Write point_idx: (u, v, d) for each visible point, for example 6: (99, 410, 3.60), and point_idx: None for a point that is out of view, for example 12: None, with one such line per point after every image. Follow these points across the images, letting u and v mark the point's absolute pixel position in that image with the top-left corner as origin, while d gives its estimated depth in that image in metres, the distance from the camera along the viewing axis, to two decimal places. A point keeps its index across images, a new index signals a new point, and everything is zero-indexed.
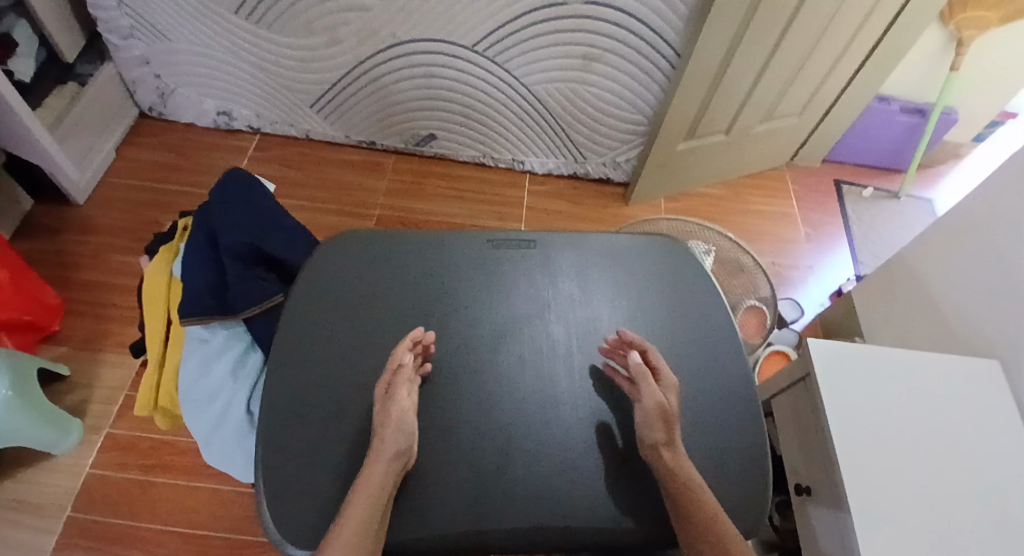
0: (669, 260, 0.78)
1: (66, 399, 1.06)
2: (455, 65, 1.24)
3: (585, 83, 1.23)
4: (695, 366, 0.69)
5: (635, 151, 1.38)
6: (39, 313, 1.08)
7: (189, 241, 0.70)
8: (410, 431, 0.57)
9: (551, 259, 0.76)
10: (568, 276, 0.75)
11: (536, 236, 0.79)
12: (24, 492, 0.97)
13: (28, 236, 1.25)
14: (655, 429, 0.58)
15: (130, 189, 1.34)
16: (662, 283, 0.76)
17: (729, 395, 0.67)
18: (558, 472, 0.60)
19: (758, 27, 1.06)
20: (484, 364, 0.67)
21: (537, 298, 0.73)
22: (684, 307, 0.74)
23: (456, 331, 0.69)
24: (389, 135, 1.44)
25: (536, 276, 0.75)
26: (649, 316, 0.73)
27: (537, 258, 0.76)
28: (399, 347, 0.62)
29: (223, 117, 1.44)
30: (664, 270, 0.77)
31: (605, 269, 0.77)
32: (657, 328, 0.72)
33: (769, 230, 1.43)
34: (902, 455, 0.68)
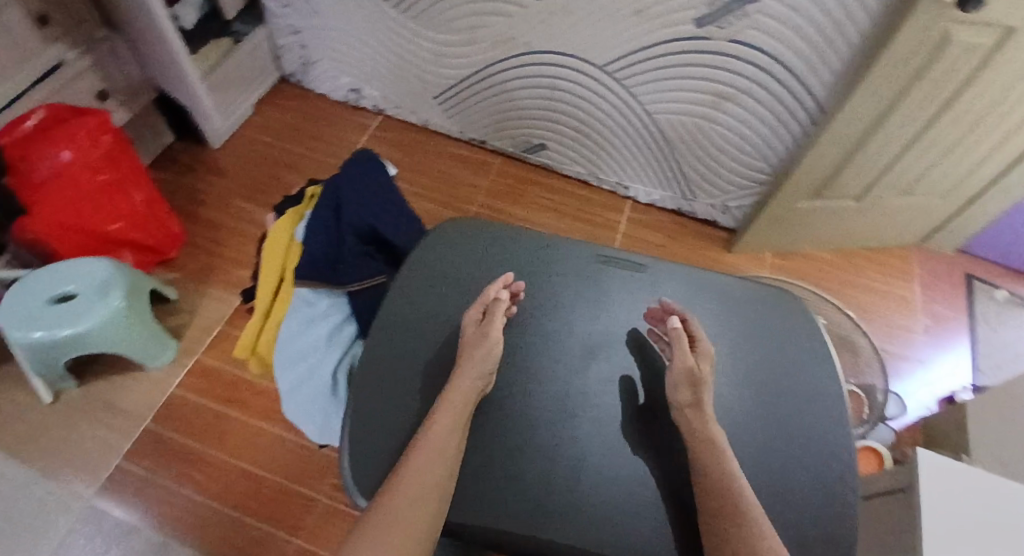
0: (784, 314, 0.72)
1: (168, 321, 1.15)
2: (582, 80, 1.23)
3: (713, 121, 1.20)
4: (792, 435, 0.63)
5: (750, 200, 1.33)
6: (160, 239, 1.18)
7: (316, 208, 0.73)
8: (493, 362, 0.60)
9: (659, 285, 0.74)
10: (673, 304, 0.73)
11: (648, 260, 0.76)
12: (117, 397, 1.06)
13: (166, 168, 1.36)
14: (680, 390, 0.59)
15: (258, 143, 1.44)
16: (766, 339, 0.70)
17: (824, 475, 0.61)
18: (620, 510, 0.57)
19: (915, 99, 0.98)
20: (566, 383, 0.65)
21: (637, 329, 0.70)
22: (791, 368, 0.68)
23: (534, 339, 0.68)
24: (502, 138, 1.47)
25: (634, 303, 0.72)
26: (750, 368, 0.68)
27: (644, 286, 0.74)
28: (492, 284, 0.67)
29: (353, 94, 1.52)
30: (774, 322, 0.71)
31: (704, 315, 0.72)
32: (760, 384, 0.67)
33: (880, 310, 1.33)
34: None
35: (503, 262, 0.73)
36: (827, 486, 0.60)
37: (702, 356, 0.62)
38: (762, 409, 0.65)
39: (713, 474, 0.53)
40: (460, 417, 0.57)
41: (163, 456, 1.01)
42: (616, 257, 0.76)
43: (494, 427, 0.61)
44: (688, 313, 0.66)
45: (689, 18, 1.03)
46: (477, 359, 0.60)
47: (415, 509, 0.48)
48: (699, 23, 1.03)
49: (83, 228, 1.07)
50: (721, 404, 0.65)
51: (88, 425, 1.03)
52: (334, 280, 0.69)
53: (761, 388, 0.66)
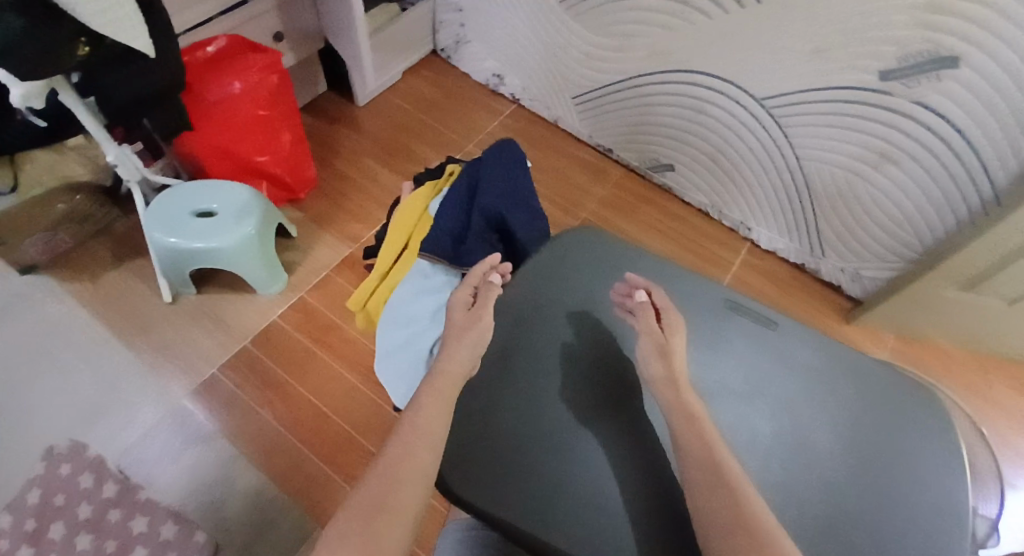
0: (927, 418, 0.62)
1: (284, 254, 1.23)
2: (733, 110, 1.18)
3: (867, 182, 1.11)
4: (897, 535, 0.54)
5: (886, 274, 1.22)
6: (296, 179, 1.26)
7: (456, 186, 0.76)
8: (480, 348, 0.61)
9: (788, 349, 0.66)
10: (799, 371, 0.64)
11: (781, 319, 0.69)
12: (225, 312, 1.15)
13: (313, 114, 1.46)
14: (652, 364, 0.59)
15: (398, 109, 1.50)
16: (897, 439, 0.59)
17: None
18: None
19: None
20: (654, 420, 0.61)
21: (752, 389, 0.62)
22: (927, 480, 0.57)
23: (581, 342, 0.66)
24: (630, 150, 1.44)
25: (747, 354, 0.65)
26: (871, 467, 0.57)
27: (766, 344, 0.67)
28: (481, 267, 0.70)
29: (495, 79, 1.54)
30: (913, 424, 0.61)
31: (828, 394, 0.62)
32: (881, 488, 0.56)
33: (1006, 430, 1.17)
34: None
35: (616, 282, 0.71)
36: None
37: (670, 331, 0.63)
38: (877, 520, 0.54)
39: (696, 451, 0.51)
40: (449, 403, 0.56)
41: (252, 376, 1.08)
42: (745, 307, 0.70)
43: (581, 449, 0.58)
44: (656, 288, 0.68)
45: (874, 68, 0.96)
46: (468, 341, 0.61)
47: (396, 498, 0.45)
48: (883, 76, 0.96)
49: (236, 154, 1.17)
50: (822, 486, 0.56)
51: (196, 330, 1.12)
52: (454, 257, 0.72)
53: (883, 489, 0.56)
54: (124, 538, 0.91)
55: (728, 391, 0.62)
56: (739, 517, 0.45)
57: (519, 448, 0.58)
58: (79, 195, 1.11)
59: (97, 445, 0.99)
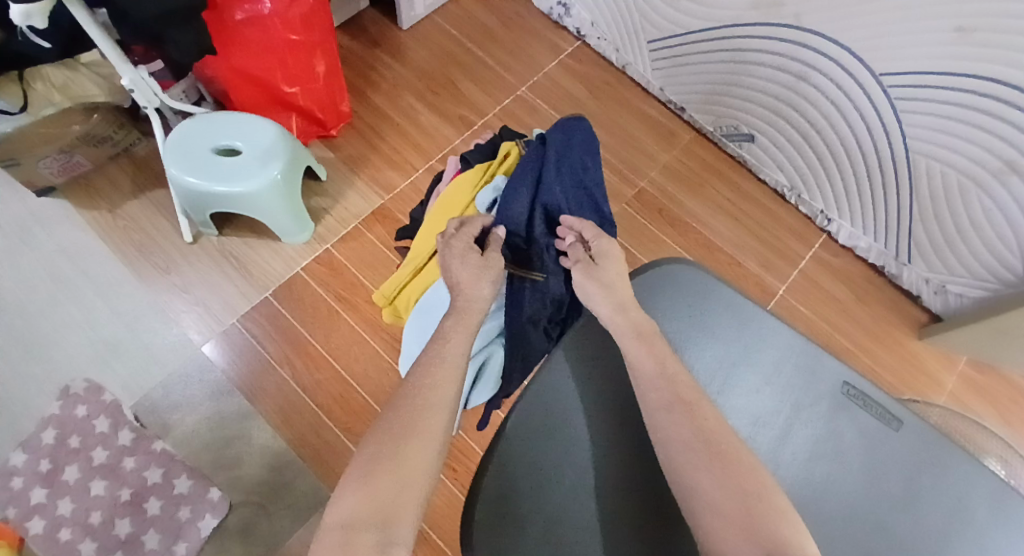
0: None
1: (313, 198, 1.14)
2: (838, 85, 0.99)
3: (984, 191, 0.93)
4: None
5: (977, 293, 1.07)
6: (329, 114, 1.15)
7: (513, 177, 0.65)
8: None
9: (902, 459, 0.51)
10: (905, 488, 0.50)
11: (908, 415, 0.53)
12: (246, 257, 1.09)
13: (352, 35, 1.30)
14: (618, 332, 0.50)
15: (447, 35, 1.32)
16: None
17: None
18: None
19: None
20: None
21: (844, 509, 0.50)
22: None
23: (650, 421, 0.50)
24: (706, 112, 1.25)
25: (845, 460, 0.52)
26: None
27: (884, 452, 0.52)
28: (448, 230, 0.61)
29: (560, 8, 1.34)
30: None
31: (938, 524, 0.49)
32: None
33: None
34: None
35: (700, 343, 0.55)
36: None
37: (600, 257, 0.59)
38: None
39: (648, 376, 0.47)
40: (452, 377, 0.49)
41: (273, 331, 1.04)
42: (871, 399, 0.53)
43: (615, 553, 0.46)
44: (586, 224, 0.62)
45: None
46: None
47: (410, 436, 0.43)
48: None
49: (263, 82, 1.05)
50: None
51: (216, 275, 1.07)
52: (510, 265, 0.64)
53: None
54: (139, 487, 0.93)
55: (807, 503, 0.50)
56: (718, 460, 0.41)
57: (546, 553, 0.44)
58: (97, 114, 1.01)
59: (114, 388, 0.98)
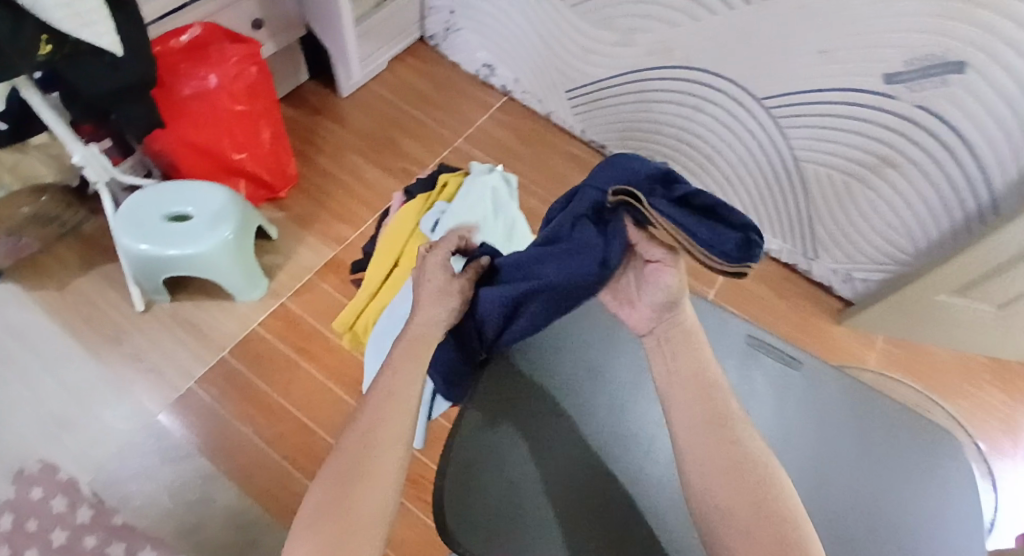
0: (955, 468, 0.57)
1: (265, 257, 1.18)
2: (731, 110, 1.15)
3: (865, 185, 1.09)
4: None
5: (878, 276, 1.21)
6: (276, 177, 1.21)
7: (458, 204, 0.69)
8: None
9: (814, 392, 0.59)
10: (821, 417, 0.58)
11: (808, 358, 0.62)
12: (200, 319, 1.10)
13: (294, 106, 1.39)
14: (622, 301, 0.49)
15: (384, 99, 1.44)
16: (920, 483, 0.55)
17: None
18: None
19: None
20: (664, 490, 0.53)
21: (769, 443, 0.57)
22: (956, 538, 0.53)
23: (585, 398, 0.57)
24: (624, 147, 1.40)
25: (766, 403, 0.59)
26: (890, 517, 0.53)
27: (796, 390, 0.60)
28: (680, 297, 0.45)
29: (486, 69, 1.48)
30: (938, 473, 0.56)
31: (849, 442, 0.57)
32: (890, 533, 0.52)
33: (989, 430, 1.20)
34: None
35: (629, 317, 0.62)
36: None
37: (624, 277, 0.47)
38: None
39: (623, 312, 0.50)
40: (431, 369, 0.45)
41: (232, 388, 1.04)
42: (771, 344, 0.62)
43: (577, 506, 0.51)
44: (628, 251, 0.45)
45: (878, 70, 0.93)
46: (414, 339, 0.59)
47: (375, 458, 0.37)
48: (889, 79, 0.93)
49: (210, 151, 1.10)
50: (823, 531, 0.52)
51: (170, 339, 1.07)
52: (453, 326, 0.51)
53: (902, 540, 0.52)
54: None
55: None
56: (735, 467, 0.38)
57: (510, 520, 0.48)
58: (45, 196, 1.11)
59: (68, 465, 0.96)
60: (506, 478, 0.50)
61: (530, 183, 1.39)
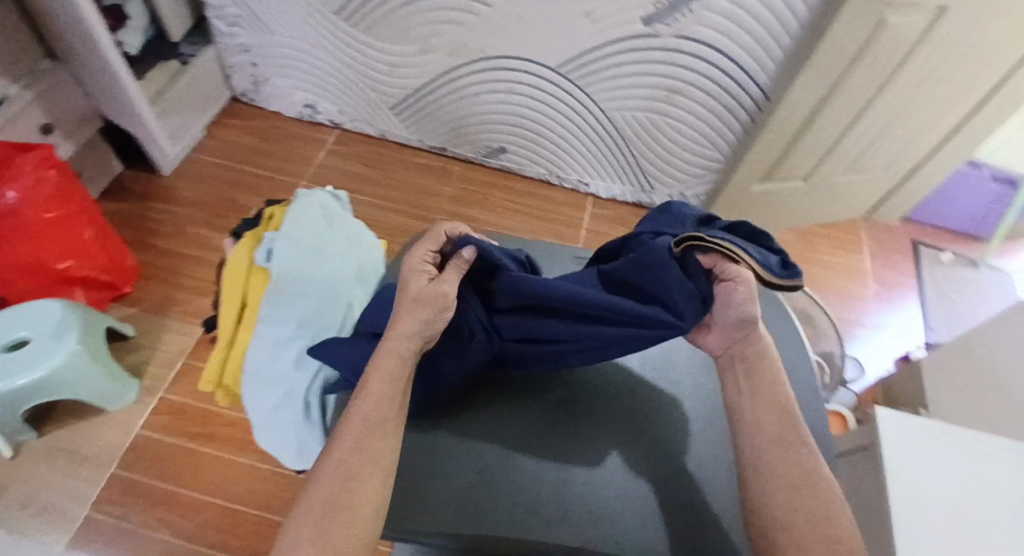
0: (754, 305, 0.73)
1: (129, 358, 1.11)
2: (538, 84, 1.25)
3: (666, 115, 1.22)
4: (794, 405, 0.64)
5: (706, 188, 1.37)
6: (115, 273, 1.15)
7: (288, 229, 0.70)
8: None
9: None
10: None
11: None
12: (77, 443, 1.02)
13: (118, 200, 1.32)
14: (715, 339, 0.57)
15: (213, 166, 1.41)
16: None
17: None
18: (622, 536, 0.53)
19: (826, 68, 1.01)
20: (669, 432, 0.60)
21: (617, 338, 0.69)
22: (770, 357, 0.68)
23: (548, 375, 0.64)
24: (461, 144, 1.47)
25: None
26: None
27: None
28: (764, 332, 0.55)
29: (307, 109, 1.49)
30: None
31: None
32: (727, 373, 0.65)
33: (835, 282, 1.39)
34: None
35: None
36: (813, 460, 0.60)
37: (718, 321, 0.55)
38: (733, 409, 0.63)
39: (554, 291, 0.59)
40: (397, 384, 0.50)
41: (132, 500, 0.97)
42: None
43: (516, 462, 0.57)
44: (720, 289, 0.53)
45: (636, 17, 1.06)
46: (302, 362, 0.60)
47: (354, 492, 0.43)
48: (647, 22, 1.06)
49: (30, 267, 1.02)
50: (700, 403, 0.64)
51: (45, 477, 0.98)
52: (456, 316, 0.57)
53: None
54: None
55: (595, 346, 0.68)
56: (795, 488, 0.47)
57: (461, 488, 0.55)
58: None
59: None
60: (458, 458, 0.56)
61: (384, 202, 1.42)
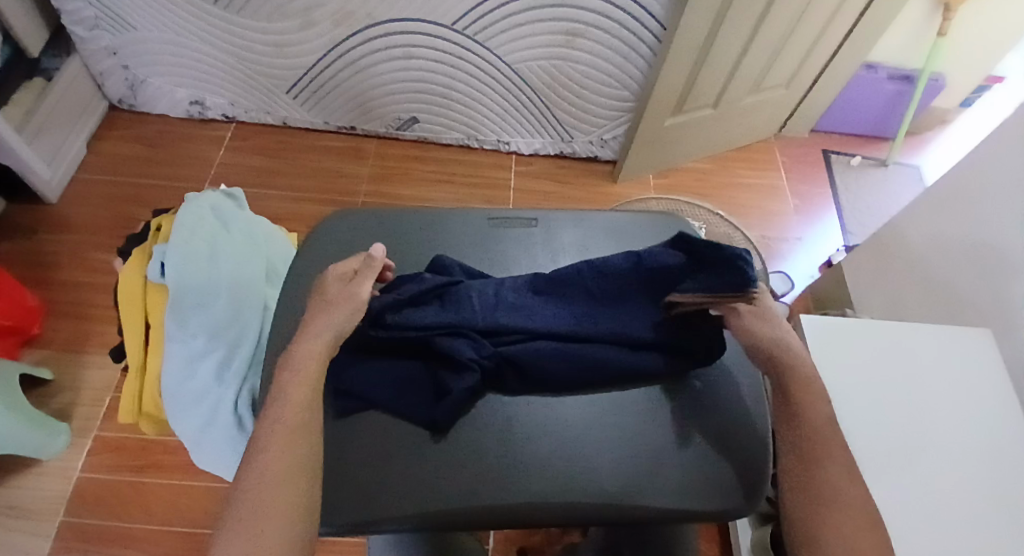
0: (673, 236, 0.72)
1: (50, 402, 1.04)
2: (436, 45, 1.20)
3: (570, 60, 1.21)
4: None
5: (622, 128, 1.37)
6: (19, 317, 1.04)
7: (176, 239, 0.62)
8: None
9: (554, 236, 0.70)
10: (570, 251, 0.70)
11: (539, 213, 0.72)
12: (12, 499, 0.96)
13: (3, 236, 1.21)
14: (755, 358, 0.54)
15: (104, 184, 1.31)
16: None
17: None
18: (584, 487, 0.52)
19: None
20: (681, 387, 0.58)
21: None
22: None
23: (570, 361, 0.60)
24: (370, 120, 1.41)
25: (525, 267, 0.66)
26: None
27: (541, 242, 0.70)
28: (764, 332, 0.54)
29: (197, 106, 1.39)
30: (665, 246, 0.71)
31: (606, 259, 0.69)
32: None
33: (758, 202, 1.43)
34: (903, 415, 0.67)
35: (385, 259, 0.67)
36: None
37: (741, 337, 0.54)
38: None
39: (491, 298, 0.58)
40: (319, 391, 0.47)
41: (84, 546, 0.93)
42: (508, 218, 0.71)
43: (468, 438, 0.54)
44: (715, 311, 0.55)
45: None
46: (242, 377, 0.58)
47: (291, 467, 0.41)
48: None
49: None
50: None
51: None
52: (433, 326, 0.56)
53: None
54: None
55: None
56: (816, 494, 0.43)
57: (408, 469, 0.52)
58: None
59: None
60: (405, 439, 0.53)
61: (300, 193, 1.35)
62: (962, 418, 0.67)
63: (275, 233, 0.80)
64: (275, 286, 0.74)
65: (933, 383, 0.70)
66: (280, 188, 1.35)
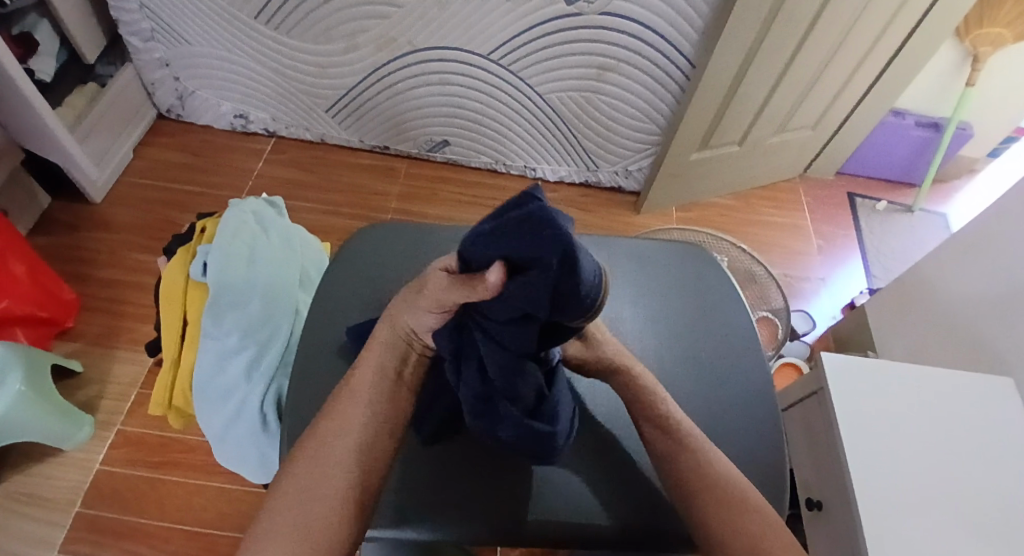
0: (696, 267, 0.74)
1: (77, 393, 1.08)
2: (471, 73, 1.25)
3: (599, 93, 1.24)
4: (718, 376, 0.64)
5: (648, 161, 1.39)
6: (53, 308, 1.09)
7: (219, 241, 0.66)
8: None
9: None
10: None
11: None
12: (35, 485, 0.98)
13: (49, 232, 1.27)
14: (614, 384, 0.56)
15: (147, 188, 1.36)
16: (684, 293, 0.71)
17: (755, 410, 0.63)
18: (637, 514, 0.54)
19: (741, 34, 1.05)
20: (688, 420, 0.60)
21: None
22: (715, 318, 0.69)
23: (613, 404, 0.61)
24: (403, 141, 1.45)
25: None
26: (677, 327, 0.68)
27: None
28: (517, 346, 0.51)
29: (239, 119, 1.46)
30: (686, 276, 0.72)
31: (630, 284, 0.71)
32: (675, 342, 0.66)
33: (780, 241, 1.44)
34: (923, 459, 0.67)
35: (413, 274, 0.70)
36: (760, 410, 0.63)
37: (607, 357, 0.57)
38: (694, 373, 0.64)
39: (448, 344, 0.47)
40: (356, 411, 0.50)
41: (98, 538, 0.94)
42: None
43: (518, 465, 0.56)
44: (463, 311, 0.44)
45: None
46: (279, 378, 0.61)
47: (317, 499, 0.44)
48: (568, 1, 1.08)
49: None
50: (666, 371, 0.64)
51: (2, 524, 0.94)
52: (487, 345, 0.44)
53: (693, 351, 0.66)
54: None
55: None
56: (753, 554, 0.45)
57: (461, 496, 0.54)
58: None
59: None
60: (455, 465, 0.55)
61: (331, 207, 1.40)
62: (982, 464, 0.66)
63: (312, 241, 0.82)
64: (307, 292, 0.76)
65: (954, 428, 0.69)
66: (310, 201, 1.40)
